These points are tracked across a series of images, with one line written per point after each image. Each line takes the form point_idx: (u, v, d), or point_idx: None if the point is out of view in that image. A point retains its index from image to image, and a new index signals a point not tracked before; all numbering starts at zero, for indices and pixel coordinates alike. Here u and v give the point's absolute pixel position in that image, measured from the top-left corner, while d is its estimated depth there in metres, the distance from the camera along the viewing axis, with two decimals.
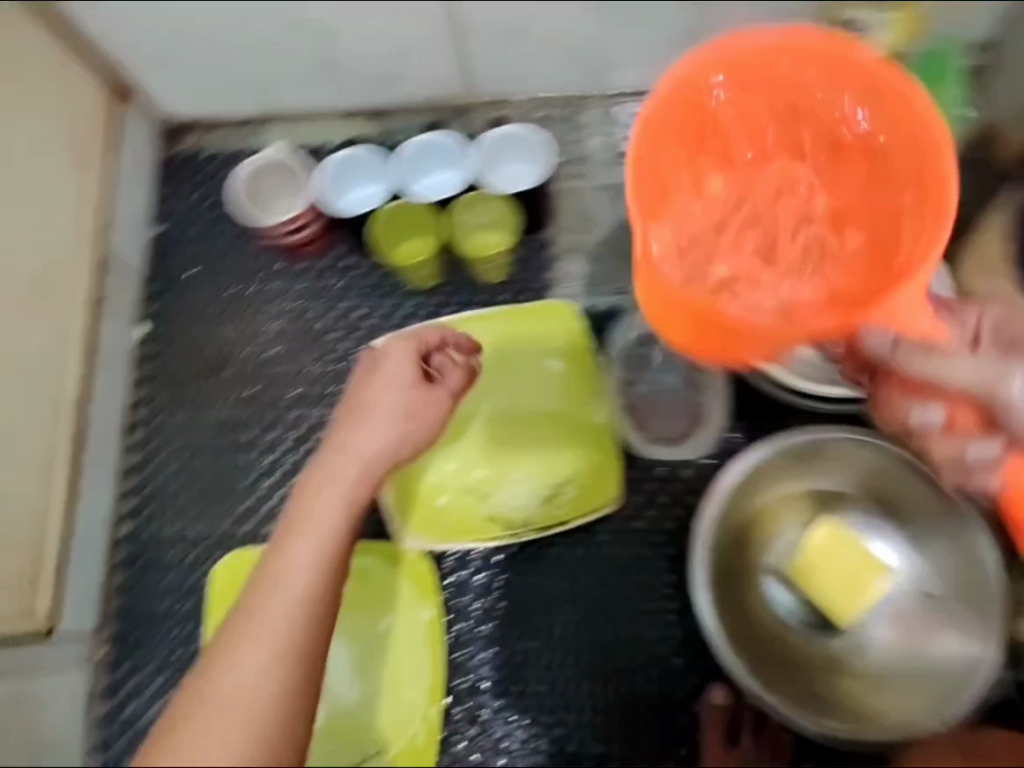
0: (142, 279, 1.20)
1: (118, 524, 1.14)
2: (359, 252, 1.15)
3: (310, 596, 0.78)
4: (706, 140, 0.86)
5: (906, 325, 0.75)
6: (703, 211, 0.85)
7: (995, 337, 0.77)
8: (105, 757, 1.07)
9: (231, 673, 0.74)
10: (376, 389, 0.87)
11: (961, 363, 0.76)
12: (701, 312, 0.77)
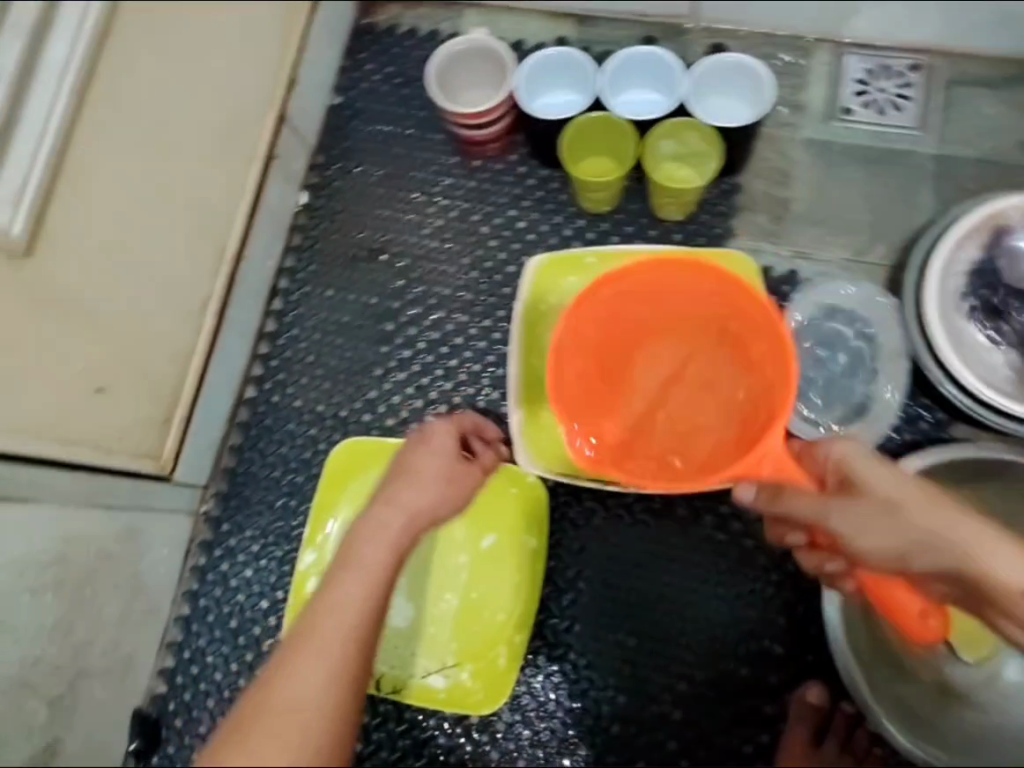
0: (312, 148, 1.17)
1: (245, 385, 1.13)
2: (536, 164, 1.13)
3: (370, 617, 0.62)
4: (612, 327, 0.70)
5: (796, 488, 0.68)
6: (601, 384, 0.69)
7: (908, 501, 0.69)
8: (194, 605, 1.09)
9: (290, 687, 0.57)
10: (424, 450, 0.80)
11: (863, 518, 0.69)
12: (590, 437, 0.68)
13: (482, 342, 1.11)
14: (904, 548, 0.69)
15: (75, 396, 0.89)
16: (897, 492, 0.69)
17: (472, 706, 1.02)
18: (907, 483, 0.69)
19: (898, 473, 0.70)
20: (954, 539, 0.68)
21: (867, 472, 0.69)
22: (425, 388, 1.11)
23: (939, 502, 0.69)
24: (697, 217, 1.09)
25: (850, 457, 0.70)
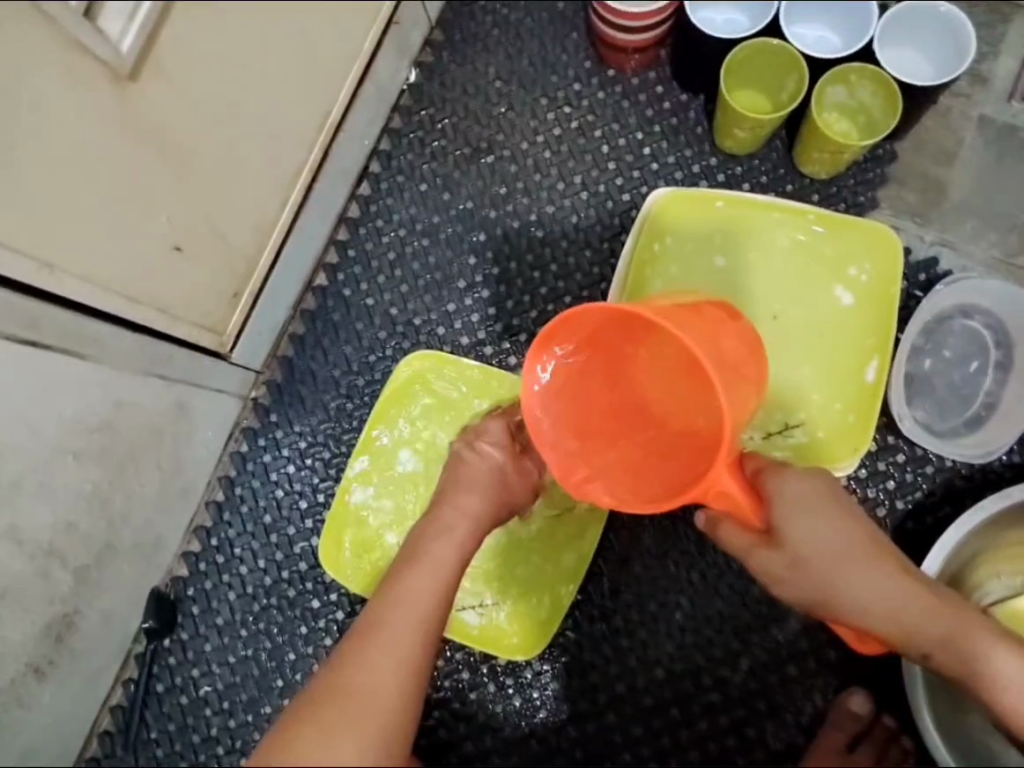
0: (432, 23, 1.05)
1: (316, 271, 1.04)
2: (677, 86, 1.01)
3: (431, 610, 0.71)
4: (569, 364, 0.76)
5: (728, 528, 0.79)
6: (569, 413, 0.77)
7: (822, 558, 0.75)
8: (229, 493, 1.03)
9: (362, 669, 0.66)
10: (477, 458, 0.86)
11: (778, 571, 0.76)
12: (568, 446, 0.76)
13: (578, 275, 1.01)
14: (811, 599, 0.76)
15: (152, 248, 0.81)
16: (812, 547, 0.75)
17: (504, 649, 0.97)
18: (825, 537, 0.75)
19: (823, 526, 0.75)
20: (855, 599, 0.75)
21: (791, 525, 0.75)
22: (508, 312, 1.01)
23: (853, 560, 0.75)
24: (840, 181, 0.98)
25: (778, 505, 0.76)
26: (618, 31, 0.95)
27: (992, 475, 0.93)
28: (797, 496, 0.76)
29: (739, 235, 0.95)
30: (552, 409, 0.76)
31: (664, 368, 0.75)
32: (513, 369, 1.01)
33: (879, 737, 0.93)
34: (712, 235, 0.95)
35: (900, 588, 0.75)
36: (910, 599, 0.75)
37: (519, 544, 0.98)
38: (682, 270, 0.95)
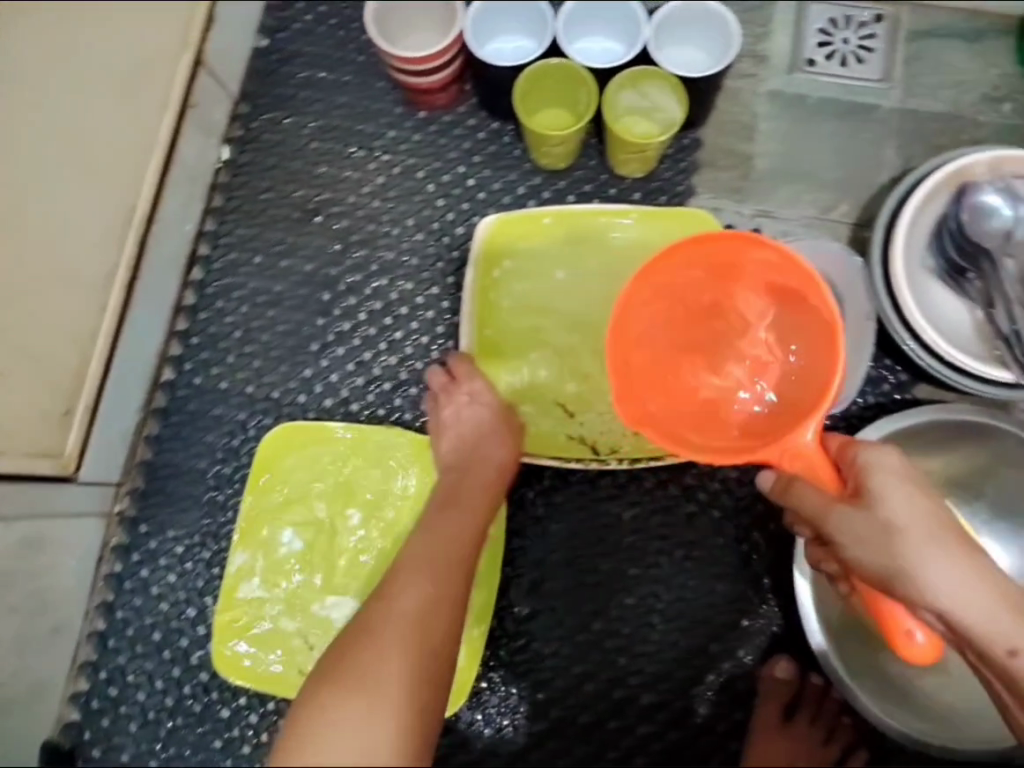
0: (234, 96, 1.03)
1: (161, 366, 1.00)
2: (487, 115, 1.02)
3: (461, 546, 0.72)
4: (682, 299, 0.76)
5: (805, 483, 0.69)
6: (656, 342, 0.75)
7: (910, 533, 0.67)
8: (110, 620, 0.96)
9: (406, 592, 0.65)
10: (473, 413, 0.87)
11: (861, 529, 0.68)
12: (644, 387, 0.74)
13: (429, 312, 1.00)
14: (884, 574, 0.68)
15: None
16: (899, 516, 0.67)
17: None
18: (923, 511, 0.68)
19: (911, 500, 0.68)
20: (934, 584, 0.66)
21: (883, 489, 0.68)
22: (367, 364, 1.00)
23: (944, 543, 0.67)
24: (657, 176, 1.01)
25: (874, 471, 0.69)
26: (415, 76, 0.96)
27: (853, 419, 0.97)
28: (895, 468, 0.69)
29: (568, 245, 0.97)
30: (640, 346, 0.75)
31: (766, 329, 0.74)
32: (384, 422, 0.98)
33: (814, 697, 0.93)
34: (543, 252, 0.97)
35: (999, 581, 0.66)
36: (994, 595, 0.66)
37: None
38: (524, 290, 0.97)
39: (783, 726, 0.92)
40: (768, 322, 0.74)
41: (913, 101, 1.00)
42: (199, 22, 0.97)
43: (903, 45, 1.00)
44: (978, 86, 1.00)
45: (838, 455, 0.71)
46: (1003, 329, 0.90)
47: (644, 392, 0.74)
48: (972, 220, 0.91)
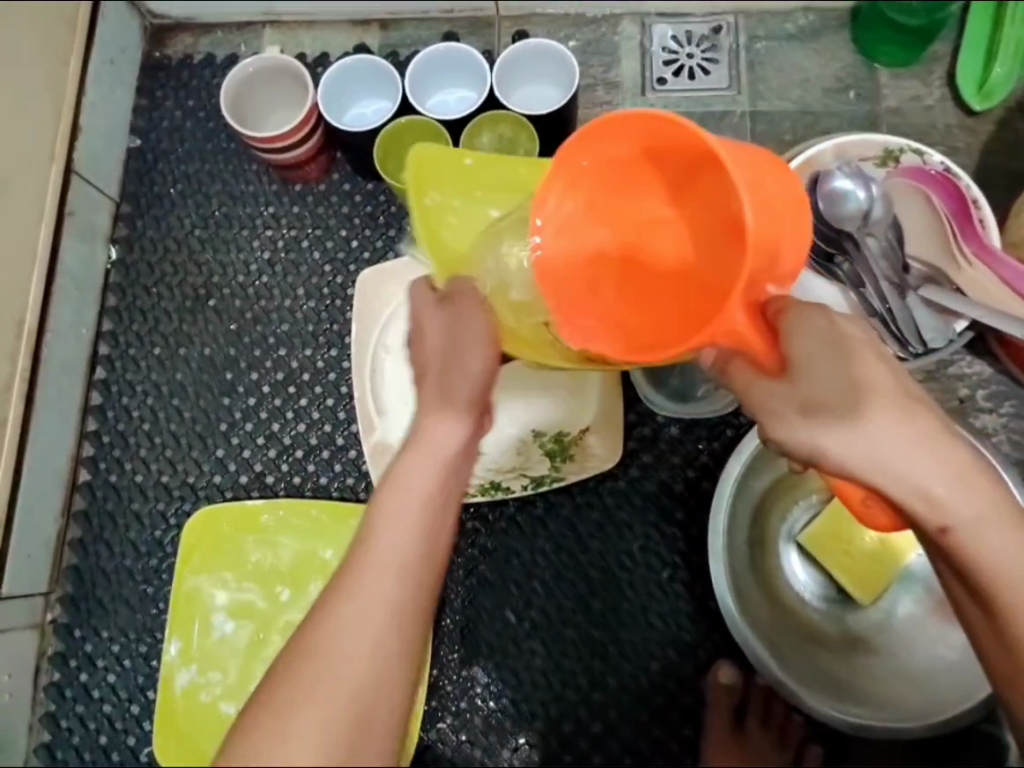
0: (114, 198, 1.08)
1: (76, 469, 1.02)
2: (359, 178, 1.06)
3: (415, 551, 0.55)
4: (593, 200, 0.65)
5: (739, 364, 0.58)
6: (584, 249, 0.65)
7: (842, 402, 0.55)
8: (55, 730, 0.96)
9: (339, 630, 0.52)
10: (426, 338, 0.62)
11: (783, 416, 0.56)
12: (584, 301, 0.64)
13: (331, 374, 1.02)
14: (809, 454, 0.57)
15: None
16: (833, 385, 0.55)
17: None
18: (861, 378, 0.55)
19: (852, 366, 0.55)
20: (868, 462, 0.55)
21: (815, 356, 0.55)
22: (277, 436, 1.01)
23: (884, 412, 0.54)
24: None
25: (799, 337, 0.55)
26: (282, 156, 1.00)
27: None
28: (824, 332, 0.55)
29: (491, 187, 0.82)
30: (557, 261, 0.65)
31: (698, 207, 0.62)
32: (301, 491, 1.00)
33: (762, 699, 0.90)
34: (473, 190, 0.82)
35: (955, 445, 0.56)
36: (945, 469, 0.55)
37: None
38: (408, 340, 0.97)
39: (734, 734, 0.89)
40: (701, 195, 0.61)
41: (759, 102, 1.04)
42: (63, 134, 1.01)
43: (741, 53, 1.05)
44: (819, 79, 1.04)
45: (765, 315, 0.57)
46: (876, 305, 0.91)
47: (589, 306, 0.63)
48: (829, 205, 0.91)
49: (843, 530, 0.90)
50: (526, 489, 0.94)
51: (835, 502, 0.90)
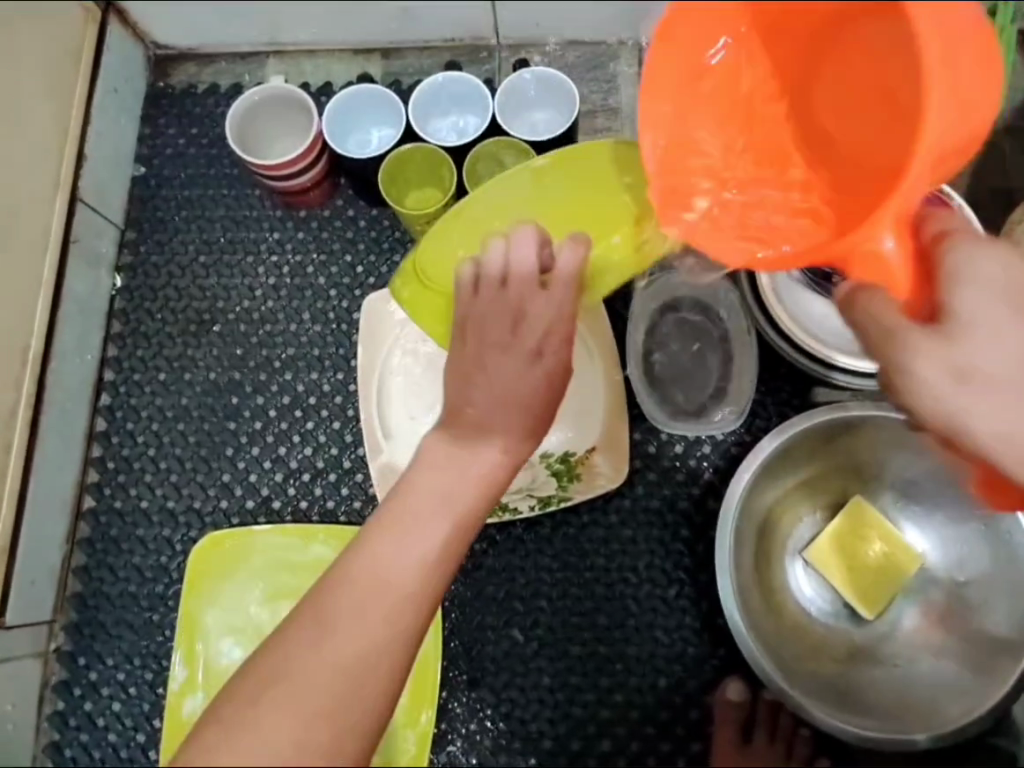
0: (119, 225, 1.09)
1: (81, 495, 1.02)
2: (363, 203, 1.07)
3: (420, 597, 0.55)
4: (712, 94, 0.57)
5: (882, 297, 0.55)
6: (698, 145, 0.58)
7: (1005, 372, 0.55)
8: (59, 760, 0.94)
9: (330, 643, 0.52)
10: (497, 355, 0.60)
11: (930, 372, 0.55)
12: (704, 206, 0.58)
13: (337, 398, 1.03)
14: (951, 430, 0.58)
15: None
16: (996, 351, 0.55)
17: None
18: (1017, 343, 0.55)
19: (1011, 332, 0.55)
20: (1002, 437, 0.57)
21: (977, 312, 0.54)
22: (283, 459, 1.02)
23: None
24: None
25: (963, 287, 0.54)
26: (288, 182, 1.01)
27: (759, 431, 0.98)
28: (997, 282, 0.55)
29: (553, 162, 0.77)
30: (674, 159, 0.57)
31: (869, 102, 0.53)
32: (307, 514, 1.00)
33: (770, 714, 0.90)
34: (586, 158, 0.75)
35: None
36: None
37: None
38: (410, 366, 0.98)
39: (744, 749, 0.89)
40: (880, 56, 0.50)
41: None
42: (69, 160, 1.02)
43: None
44: None
45: (927, 250, 0.55)
46: None
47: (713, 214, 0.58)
48: None
49: (849, 544, 0.91)
50: (534, 509, 0.95)
51: (840, 516, 0.91)
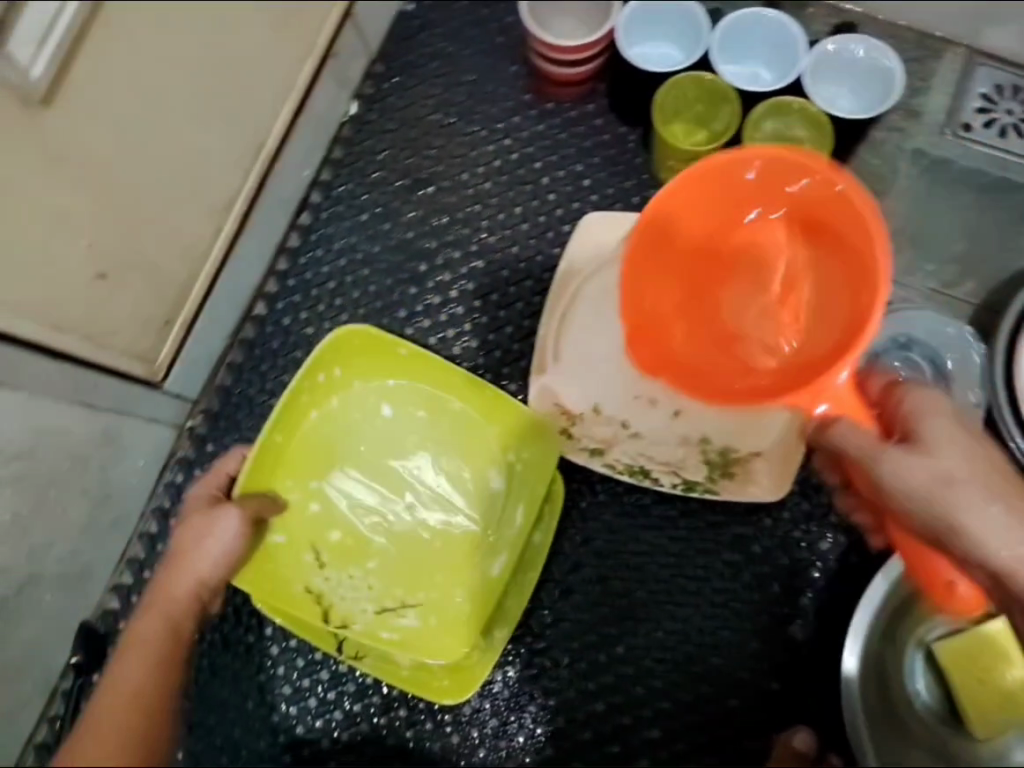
0: (371, 54, 1.06)
1: (256, 300, 1.03)
2: (615, 119, 1.02)
3: (176, 638, 0.70)
4: (713, 211, 0.73)
5: (848, 423, 0.69)
6: (680, 266, 0.74)
7: (973, 475, 0.68)
8: (162, 525, 1.00)
9: (117, 683, 0.66)
10: (185, 529, 0.76)
11: (915, 479, 0.67)
12: (669, 341, 0.73)
13: (519, 304, 1.00)
14: (931, 530, 0.68)
15: (71, 276, 0.83)
16: (957, 459, 0.68)
17: (434, 693, 0.89)
18: (971, 451, 0.68)
19: (970, 444, 0.69)
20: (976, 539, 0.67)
21: (931, 436, 0.68)
22: (448, 342, 1.00)
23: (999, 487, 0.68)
24: None
25: (924, 417, 0.69)
26: (558, 67, 0.96)
27: None
28: (954, 418, 0.69)
29: (425, 391, 0.94)
30: (653, 271, 0.73)
31: (824, 283, 0.70)
32: None
33: None
34: (355, 358, 0.92)
35: None
36: None
37: (451, 590, 0.92)
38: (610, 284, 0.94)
39: None
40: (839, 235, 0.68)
41: None
42: None
43: None
44: None
45: (880, 400, 0.72)
46: None
47: (673, 356, 0.72)
48: None
49: (986, 660, 0.85)
50: (675, 488, 0.93)
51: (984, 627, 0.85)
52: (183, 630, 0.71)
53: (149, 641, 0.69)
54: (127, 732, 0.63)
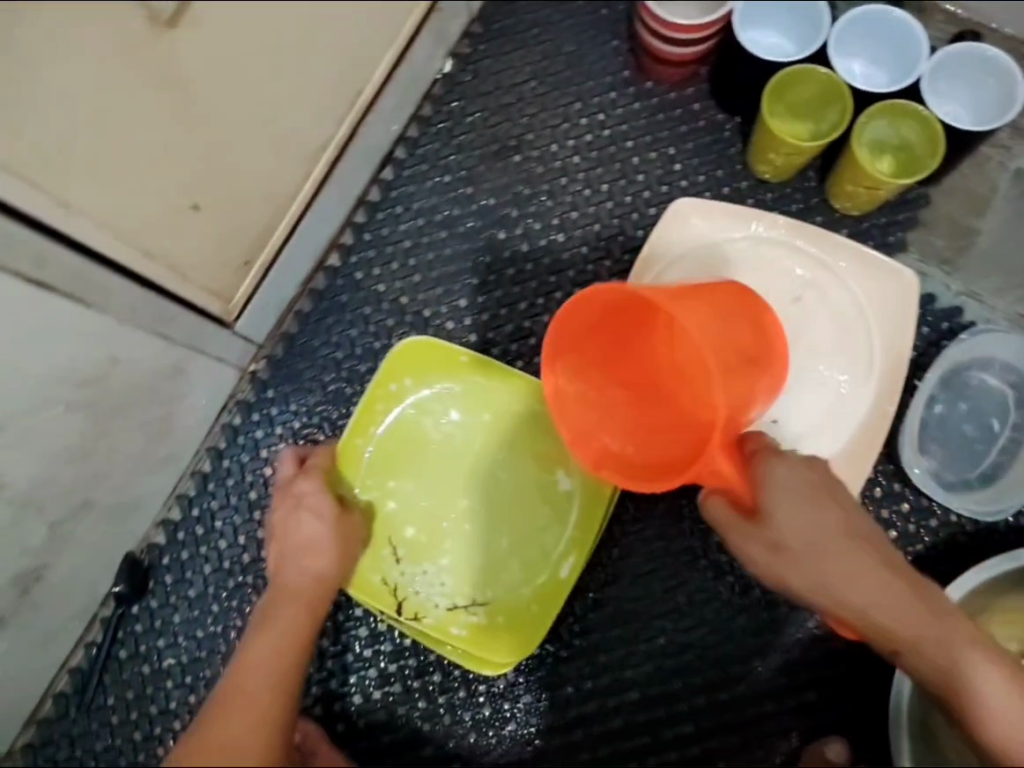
0: (472, 14, 1.05)
1: (330, 250, 1.02)
2: (714, 106, 1.00)
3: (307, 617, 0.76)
4: (595, 332, 0.75)
5: (715, 501, 0.74)
6: (576, 381, 0.75)
7: (808, 545, 0.69)
8: (215, 465, 1.00)
9: (255, 655, 0.72)
10: (295, 519, 0.83)
11: (753, 553, 0.71)
12: (590, 435, 0.75)
13: (595, 283, 0.99)
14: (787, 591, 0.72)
15: (165, 201, 0.84)
16: (794, 531, 0.69)
17: (481, 664, 0.90)
18: (807, 519, 0.69)
19: (809, 511, 0.69)
20: (840, 602, 0.69)
21: (773, 508, 0.69)
22: (519, 313, 0.99)
23: (840, 553, 0.68)
24: (870, 219, 0.97)
25: (762, 485, 0.70)
26: (668, 45, 0.94)
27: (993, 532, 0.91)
28: (794, 483, 0.69)
29: (487, 391, 0.95)
30: (571, 367, 0.75)
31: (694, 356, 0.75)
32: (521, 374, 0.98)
33: None
34: (428, 369, 0.95)
35: (893, 573, 0.69)
36: (896, 605, 0.68)
37: (509, 567, 0.93)
38: (696, 272, 0.92)
39: None
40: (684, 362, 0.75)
41: None
42: None
43: None
44: None
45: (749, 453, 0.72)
46: None
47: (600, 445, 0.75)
48: None
49: None
50: None
51: None
52: (317, 613, 0.78)
53: (284, 618, 0.76)
54: (272, 694, 0.69)
